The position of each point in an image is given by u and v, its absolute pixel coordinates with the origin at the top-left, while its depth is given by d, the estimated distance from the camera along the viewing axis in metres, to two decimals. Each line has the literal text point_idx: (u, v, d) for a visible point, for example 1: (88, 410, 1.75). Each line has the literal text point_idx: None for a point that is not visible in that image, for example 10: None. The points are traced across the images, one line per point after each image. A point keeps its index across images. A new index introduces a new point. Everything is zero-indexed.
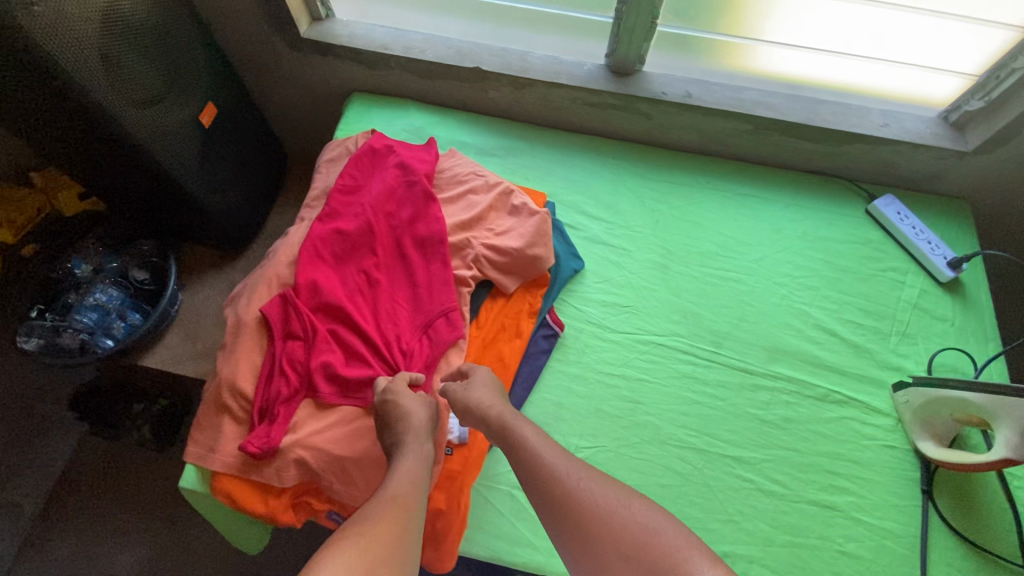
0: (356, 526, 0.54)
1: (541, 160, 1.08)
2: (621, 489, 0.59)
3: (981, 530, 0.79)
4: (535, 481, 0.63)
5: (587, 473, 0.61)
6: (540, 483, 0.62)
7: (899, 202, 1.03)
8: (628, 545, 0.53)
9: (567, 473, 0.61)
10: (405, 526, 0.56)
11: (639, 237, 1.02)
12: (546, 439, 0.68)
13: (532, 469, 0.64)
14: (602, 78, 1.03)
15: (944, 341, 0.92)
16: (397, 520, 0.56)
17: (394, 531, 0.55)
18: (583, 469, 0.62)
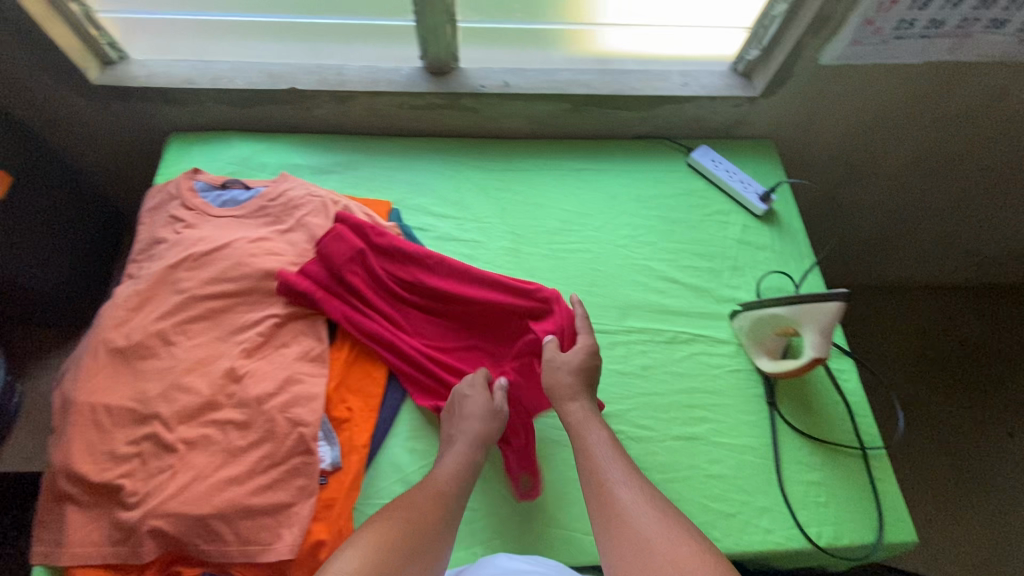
0: (408, 508, 0.69)
1: (378, 167, 1.07)
2: (678, 520, 0.66)
3: (819, 425, 0.89)
4: (598, 491, 0.71)
5: (646, 498, 0.68)
6: (601, 494, 0.70)
7: (713, 151, 1.13)
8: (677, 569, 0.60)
9: (632, 496, 0.69)
10: (443, 514, 0.70)
11: (487, 227, 1.05)
12: (612, 451, 0.75)
13: (595, 477, 0.73)
14: (422, 80, 1.04)
15: (768, 267, 1.02)
16: (434, 512, 0.70)
17: (432, 521, 0.69)
18: (645, 495, 0.69)
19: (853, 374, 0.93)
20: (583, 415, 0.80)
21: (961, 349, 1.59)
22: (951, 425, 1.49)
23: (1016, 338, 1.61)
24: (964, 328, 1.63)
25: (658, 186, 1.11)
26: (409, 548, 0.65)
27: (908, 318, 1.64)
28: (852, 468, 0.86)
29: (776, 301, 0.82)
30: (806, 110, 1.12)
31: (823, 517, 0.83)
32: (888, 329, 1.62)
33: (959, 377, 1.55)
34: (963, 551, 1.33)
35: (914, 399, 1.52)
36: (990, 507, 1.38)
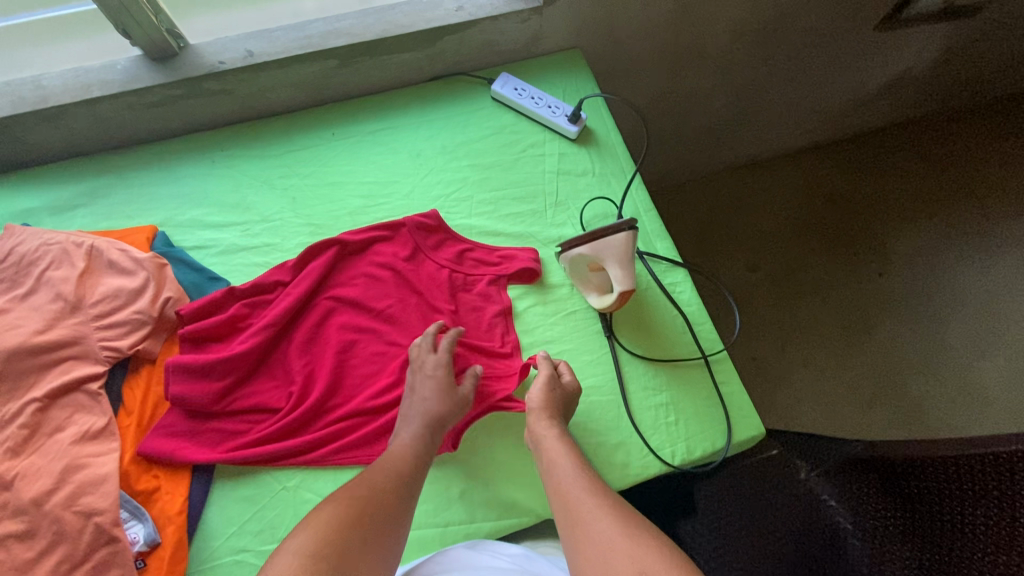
0: (358, 488, 0.67)
1: (135, 188, 0.91)
2: (639, 525, 0.63)
3: (661, 347, 0.88)
4: (568, 508, 0.68)
5: (606, 507, 0.66)
6: (569, 505, 0.69)
7: (515, 78, 1.03)
8: (640, 568, 0.58)
9: (596, 506, 0.67)
10: (400, 484, 0.70)
11: (280, 224, 0.92)
12: (576, 462, 0.73)
13: (559, 487, 0.71)
14: (146, 71, 0.86)
15: (590, 193, 0.97)
16: (393, 490, 0.69)
17: (387, 491, 0.68)
18: (605, 501, 0.67)
19: (687, 285, 0.92)
20: (546, 430, 0.76)
21: (815, 209, 1.78)
22: (815, 277, 1.68)
23: (858, 185, 1.81)
24: (812, 187, 1.81)
25: (461, 129, 1.00)
26: (369, 518, 0.64)
27: (769, 193, 1.80)
28: (700, 379, 0.86)
29: (572, 242, 0.76)
30: (603, 15, 1.03)
31: (676, 437, 0.83)
32: (753, 207, 1.78)
33: (816, 233, 1.75)
34: (841, 382, 1.53)
35: (785, 260, 1.71)
36: (855, 337, 1.59)
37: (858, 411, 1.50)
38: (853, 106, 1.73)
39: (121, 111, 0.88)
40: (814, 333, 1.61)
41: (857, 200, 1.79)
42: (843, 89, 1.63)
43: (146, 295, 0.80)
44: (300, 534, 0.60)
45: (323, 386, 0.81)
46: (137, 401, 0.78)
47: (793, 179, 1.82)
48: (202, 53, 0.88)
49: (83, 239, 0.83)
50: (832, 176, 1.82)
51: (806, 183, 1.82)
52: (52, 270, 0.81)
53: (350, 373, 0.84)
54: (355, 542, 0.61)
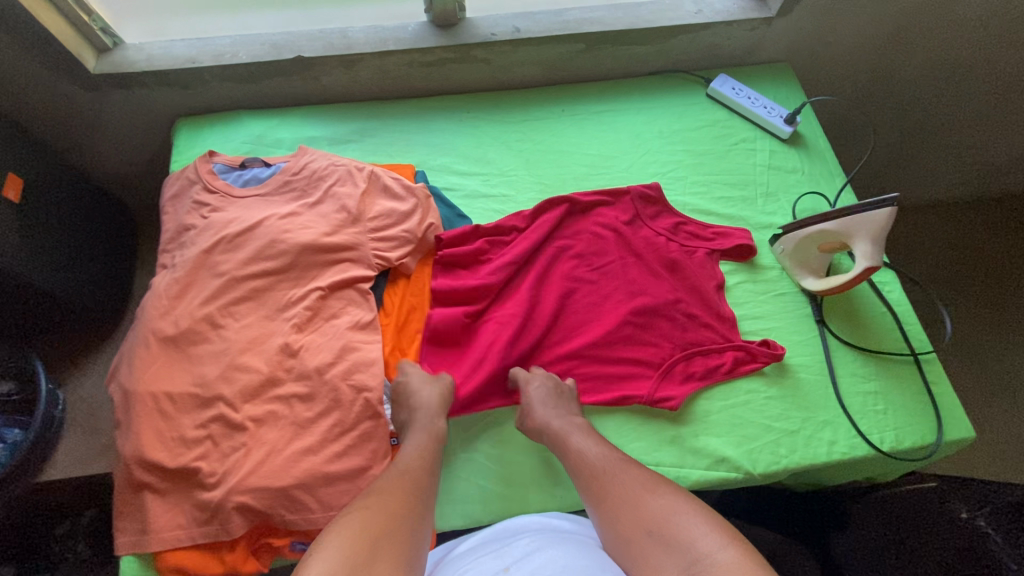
0: (370, 499, 0.66)
1: (396, 133, 1.05)
2: (648, 482, 0.68)
3: (870, 339, 0.90)
4: (589, 480, 0.72)
5: (618, 474, 0.70)
6: (589, 478, 0.72)
7: (732, 79, 1.11)
8: (647, 526, 0.63)
9: (612, 475, 0.70)
10: (409, 500, 0.67)
11: (514, 179, 1.03)
12: (591, 440, 0.76)
13: (580, 465, 0.74)
14: (431, 35, 1.01)
15: (800, 190, 1.02)
16: (405, 487, 0.68)
17: (394, 501, 0.66)
18: (622, 468, 0.71)
19: (896, 285, 0.94)
20: (565, 425, 0.77)
21: (1006, 256, 1.51)
22: (997, 329, 1.42)
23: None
24: (1002, 236, 1.55)
25: (679, 119, 1.09)
26: (389, 532, 0.61)
27: (957, 227, 1.55)
28: (910, 376, 0.88)
29: (818, 217, 0.81)
30: (821, 34, 1.11)
31: (884, 424, 0.84)
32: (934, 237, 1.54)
33: (1007, 281, 1.48)
34: None
35: None
36: None
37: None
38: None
39: (400, 65, 1.03)
40: None
41: None
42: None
43: (414, 218, 0.92)
44: (324, 542, 0.58)
45: (545, 324, 0.89)
46: (394, 306, 0.89)
47: (988, 217, 1.56)
48: (474, 26, 1.02)
49: (362, 165, 0.96)
50: None
51: None
52: (339, 186, 0.94)
53: (567, 319, 0.91)
54: (379, 554, 0.58)
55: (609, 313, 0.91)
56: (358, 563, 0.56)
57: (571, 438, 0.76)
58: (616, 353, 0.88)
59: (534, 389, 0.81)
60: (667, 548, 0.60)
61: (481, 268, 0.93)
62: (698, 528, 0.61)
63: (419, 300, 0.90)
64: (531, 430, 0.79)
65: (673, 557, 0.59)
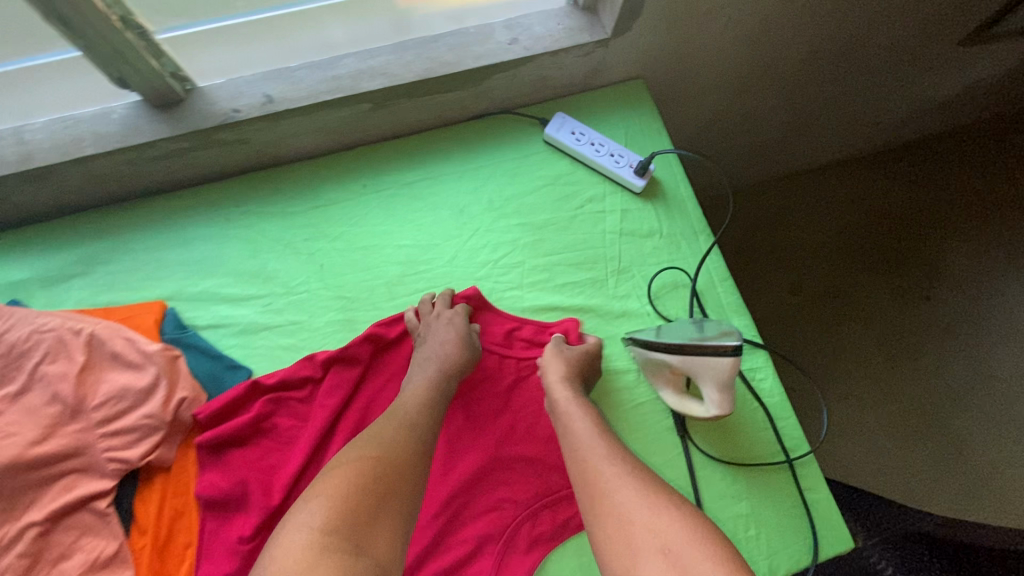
0: (373, 444, 0.59)
1: (137, 254, 0.79)
2: (665, 493, 0.56)
3: (738, 446, 0.78)
4: (586, 468, 0.60)
5: (629, 469, 0.59)
6: (586, 469, 0.60)
7: (572, 118, 0.89)
8: (662, 545, 0.50)
9: (617, 471, 0.59)
10: (418, 443, 0.61)
11: (304, 297, 0.79)
12: (597, 427, 0.65)
13: (585, 455, 0.62)
14: (146, 123, 0.73)
15: (658, 260, 0.84)
16: (408, 434, 0.61)
17: (405, 446, 0.60)
18: (629, 466, 0.59)
19: (768, 372, 0.81)
20: (569, 397, 0.69)
21: (874, 226, 1.49)
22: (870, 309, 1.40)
23: (922, 200, 1.51)
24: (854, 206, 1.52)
25: (509, 180, 0.87)
26: (394, 491, 0.56)
27: (826, 208, 1.52)
28: (785, 487, 0.76)
29: (660, 347, 0.66)
30: (675, 49, 0.89)
31: (754, 553, 0.73)
32: (804, 223, 1.50)
33: (877, 253, 1.46)
34: (883, 415, 1.28)
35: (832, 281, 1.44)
36: (900, 364, 1.33)
37: (906, 468, 1.21)
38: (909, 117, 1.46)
39: (114, 168, 0.75)
40: (855, 363, 1.34)
41: (921, 207, 1.50)
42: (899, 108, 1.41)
43: (157, 396, 0.69)
44: (308, 504, 0.52)
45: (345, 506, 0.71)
46: (151, 519, 0.68)
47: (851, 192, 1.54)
48: (207, 101, 0.74)
49: (78, 327, 0.71)
50: (898, 179, 1.54)
51: (869, 185, 1.55)
52: (48, 364, 0.69)
53: None
54: (383, 521, 0.53)
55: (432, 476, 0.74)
56: (360, 535, 0.51)
57: (584, 415, 0.67)
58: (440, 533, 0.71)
59: (552, 354, 0.75)
60: None
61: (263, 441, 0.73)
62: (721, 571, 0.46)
63: (186, 502, 0.70)
64: (546, 388, 0.72)
65: None
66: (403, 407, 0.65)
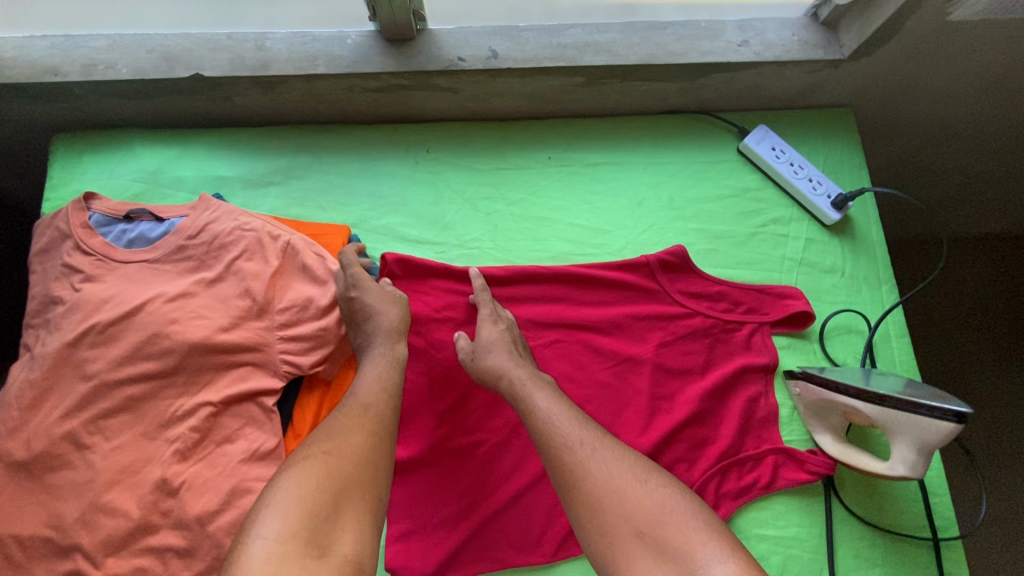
0: (336, 443, 0.58)
1: (328, 177, 0.82)
2: (634, 464, 0.58)
3: (883, 510, 0.74)
4: (558, 454, 0.59)
5: (605, 446, 0.59)
6: (557, 458, 0.59)
7: (773, 133, 0.85)
8: (637, 527, 0.53)
9: (590, 444, 0.59)
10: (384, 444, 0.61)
11: (475, 253, 0.81)
12: (560, 404, 0.64)
13: (554, 436, 0.60)
14: (375, 54, 0.75)
15: (835, 299, 0.80)
16: (368, 426, 0.61)
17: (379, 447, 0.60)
18: (602, 441, 0.60)
19: None
20: (529, 376, 0.67)
21: None
22: (1012, 410, 1.07)
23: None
24: None
25: (693, 182, 0.85)
26: (348, 488, 0.55)
27: (984, 267, 1.15)
28: (924, 566, 0.72)
29: (852, 391, 0.63)
30: (900, 85, 0.83)
31: None
32: (951, 284, 1.14)
33: (1007, 333, 1.12)
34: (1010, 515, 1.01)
35: (987, 359, 1.10)
36: None
37: None
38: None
39: (333, 89, 0.78)
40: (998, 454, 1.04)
41: None
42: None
43: (335, 312, 0.72)
44: (269, 510, 0.52)
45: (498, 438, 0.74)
46: (307, 426, 0.72)
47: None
48: (433, 45, 0.75)
49: (275, 232, 0.75)
50: None
51: None
52: (245, 260, 0.73)
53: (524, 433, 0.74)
54: (343, 516, 0.53)
55: None
56: (320, 533, 0.51)
57: (545, 404, 0.63)
58: None
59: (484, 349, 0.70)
60: (659, 556, 0.51)
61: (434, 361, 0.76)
62: (700, 535, 0.52)
63: None
64: (483, 377, 0.70)
65: (665, 567, 0.51)
66: (372, 407, 0.63)
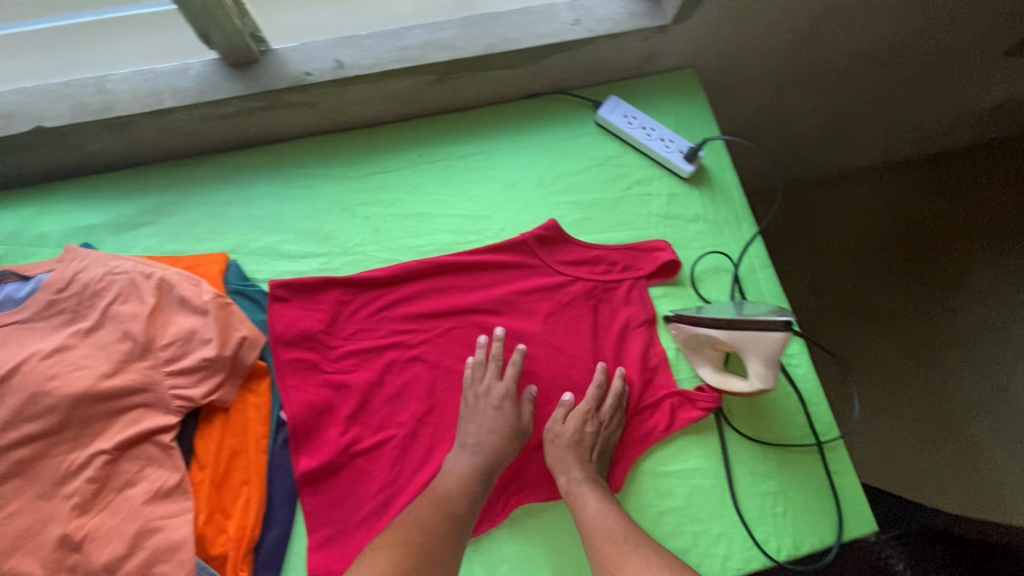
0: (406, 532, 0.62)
1: (202, 208, 0.83)
2: (670, 564, 0.60)
3: (770, 427, 0.80)
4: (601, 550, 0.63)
5: (644, 549, 0.62)
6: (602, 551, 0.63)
7: (624, 102, 0.91)
8: None
9: (631, 544, 0.63)
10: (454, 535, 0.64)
11: (358, 258, 0.83)
12: (609, 507, 0.68)
13: (598, 537, 0.65)
14: (222, 81, 0.76)
15: (701, 245, 0.87)
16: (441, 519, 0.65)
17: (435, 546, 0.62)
18: (640, 545, 0.63)
19: (803, 359, 0.83)
20: (585, 477, 0.72)
21: (901, 233, 1.43)
22: (892, 326, 1.34)
23: (972, 202, 1.42)
24: (891, 210, 1.44)
25: (559, 158, 0.90)
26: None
27: (832, 212, 1.45)
28: (812, 469, 0.79)
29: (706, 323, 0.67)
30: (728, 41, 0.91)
31: (780, 529, 0.76)
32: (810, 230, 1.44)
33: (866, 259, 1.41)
34: (905, 417, 1.23)
35: (853, 285, 1.39)
36: (919, 370, 1.28)
37: (923, 470, 1.17)
38: (974, 120, 1.37)
39: (189, 122, 0.78)
40: (879, 368, 1.29)
41: (964, 215, 1.41)
42: (950, 114, 1.33)
43: (217, 338, 0.72)
44: None
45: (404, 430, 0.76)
46: (211, 457, 0.72)
47: (865, 199, 1.45)
48: (280, 64, 0.77)
49: (147, 271, 0.75)
50: (937, 185, 1.45)
51: (911, 192, 1.45)
52: (120, 303, 0.73)
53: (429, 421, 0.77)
54: None
55: None
56: None
57: (600, 508, 0.68)
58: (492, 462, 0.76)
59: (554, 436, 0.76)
60: None
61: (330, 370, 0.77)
62: None
63: (242, 442, 0.74)
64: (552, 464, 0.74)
65: None
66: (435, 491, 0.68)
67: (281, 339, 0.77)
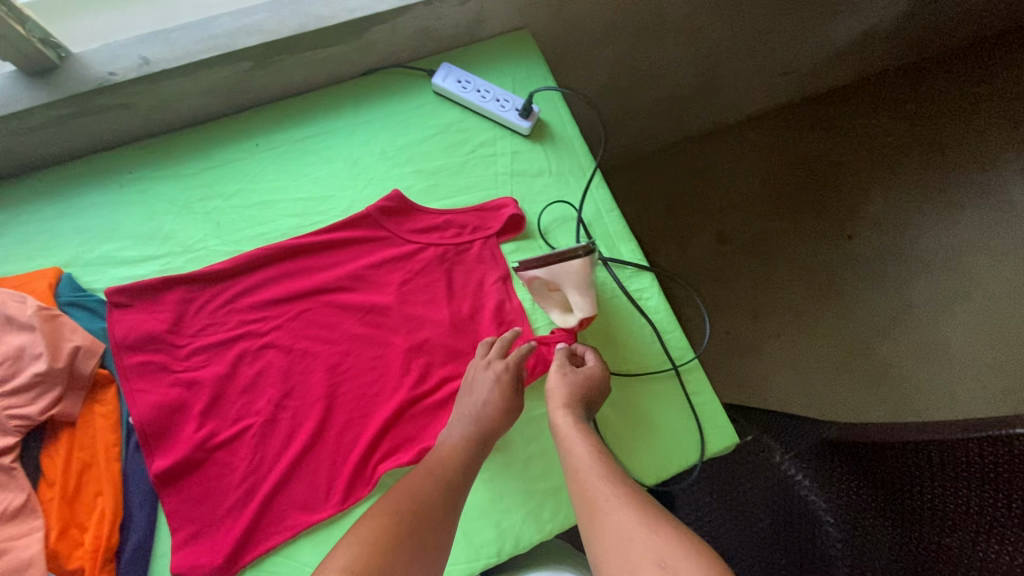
0: (407, 496, 0.64)
1: (32, 226, 0.81)
2: (659, 509, 0.58)
3: (626, 359, 0.83)
4: (588, 495, 0.62)
5: (633, 492, 0.60)
6: (589, 495, 0.62)
7: (458, 68, 0.92)
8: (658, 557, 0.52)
9: (614, 487, 0.61)
10: (450, 491, 0.66)
11: (201, 255, 0.82)
12: (597, 447, 0.67)
13: (582, 482, 0.63)
14: (22, 90, 0.74)
15: (547, 196, 0.89)
16: (438, 481, 0.66)
17: (435, 504, 0.64)
18: (631, 487, 0.61)
19: (654, 291, 0.86)
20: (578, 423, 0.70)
21: (795, 171, 1.55)
22: (798, 260, 1.47)
23: (847, 140, 1.57)
24: (783, 150, 1.57)
25: (400, 131, 0.91)
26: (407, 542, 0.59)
27: (728, 162, 1.56)
28: (672, 393, 0.82)
29: (525, 265, 0.70)
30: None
31: (642, 452, 0.79)
32: (713, 181, 1.53)
33: (767, 200, 1.53)
34: (817, 345, 1.40)
35: (757, 227, 1.50)
36: (823, 300, 1.44)
37: (838, 392, 1.36)
38: (837, 59, 1.50)
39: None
40: (787, 303, 1.44)
41: (842, 151, 1.57)
42: (814, 56, 1.46)
43: (47, 351, 0.71)
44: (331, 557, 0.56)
45: (260, 416, 0.76)
46: (60, 471, 0.70)
47: (760, 145, 1.57)
48: (83, 67, 0.76)
49: None
50: (819, 125, 1.59)
51: (796, 134, 1.58)
52: None
53: (286, 404, 0.77)
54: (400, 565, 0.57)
55: (348, 386, 0.78)
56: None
57: (591, 447, 0.67)
58: (355, 433, 0.76)
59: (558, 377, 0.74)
60: None
61: (179, 368, 0.77)
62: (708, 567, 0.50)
63: (93, 452, 0.72)
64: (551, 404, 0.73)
65: None
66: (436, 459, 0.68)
67: (122, 344, 0.76)
